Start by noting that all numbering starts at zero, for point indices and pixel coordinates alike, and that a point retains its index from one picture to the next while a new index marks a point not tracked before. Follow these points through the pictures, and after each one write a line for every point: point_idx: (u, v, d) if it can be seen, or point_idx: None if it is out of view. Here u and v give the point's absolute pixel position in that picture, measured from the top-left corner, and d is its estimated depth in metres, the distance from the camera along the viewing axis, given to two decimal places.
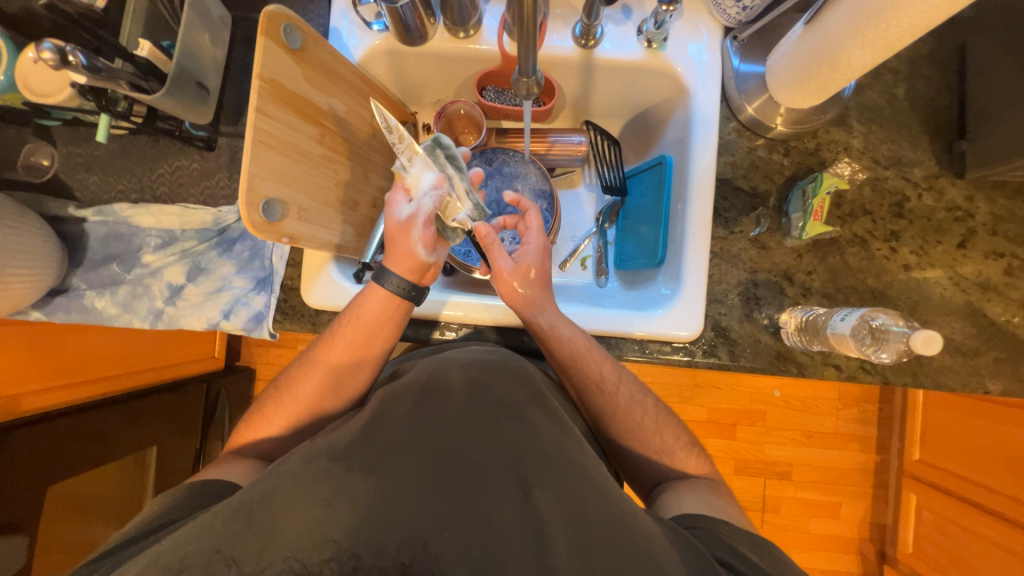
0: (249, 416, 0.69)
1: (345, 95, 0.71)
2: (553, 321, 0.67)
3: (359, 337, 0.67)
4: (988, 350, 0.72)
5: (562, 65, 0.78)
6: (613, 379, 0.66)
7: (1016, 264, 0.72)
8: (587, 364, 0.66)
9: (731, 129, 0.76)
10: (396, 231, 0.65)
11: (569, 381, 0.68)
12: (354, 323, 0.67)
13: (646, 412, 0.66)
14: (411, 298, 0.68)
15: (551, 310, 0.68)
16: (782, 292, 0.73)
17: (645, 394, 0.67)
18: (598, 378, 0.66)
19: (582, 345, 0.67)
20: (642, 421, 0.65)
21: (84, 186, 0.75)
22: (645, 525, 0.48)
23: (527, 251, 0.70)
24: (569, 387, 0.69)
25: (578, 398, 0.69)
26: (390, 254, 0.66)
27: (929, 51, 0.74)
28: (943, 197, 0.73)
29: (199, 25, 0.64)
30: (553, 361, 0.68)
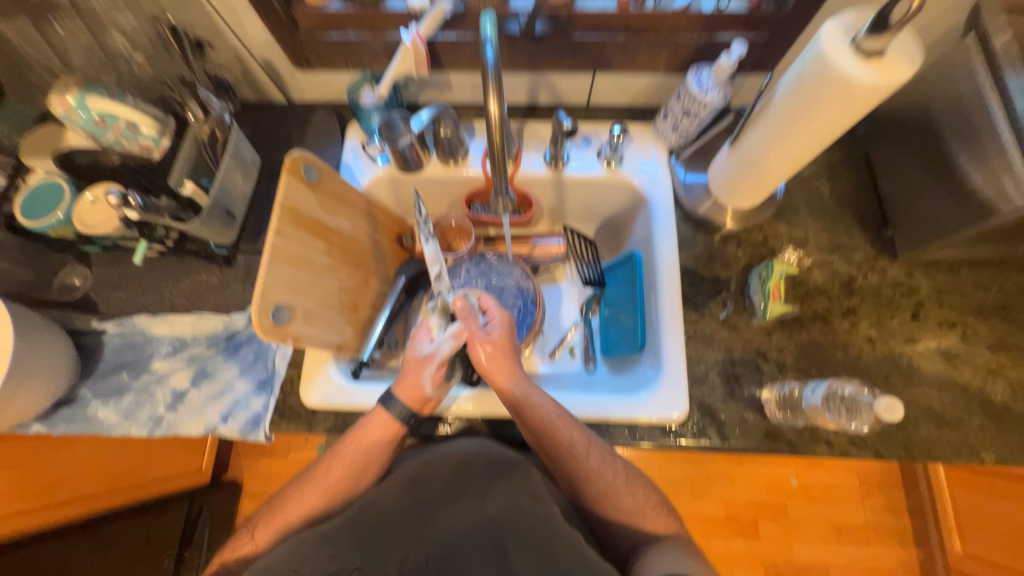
0: (236, 536, 0.68)
1: (352, 214, 0.83)
2: (527, 391, 0.68)
3: (359, 457, 0.69)
4: (970, 417, 0.74)
5: (537, 182, 0.92)
6: (584, 446, 0.68)
7: (969, 331, 0.78)
8: (559, 432, 0.67)
9: (688, 227, 0.87)
10: (411, 363, 0.70)
11: (537, 446, 0.69)
12: (355, 443, 0.69)
13: (617, 474, 0.68)
14: (410, 425, 0.70)
15: (525, 381, 0.69)
16: (758, 370, 0.77)
17: (615, 457, 0.69)
18: (568, 445, 0.67)
19: (551, 412, 0.67)
20: (614, 484, 0.68)
21: (108, 302, 0.82)
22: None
23: (495, 326, 0.72)
24: (539, 451, 0.70)
25: (550, 463, 0.70)
26: (399, 381, 0.70)
27: (843, 158, 0.88)
28: (886, 275, 0.81)
29: (234, 167, 0.77)
30: (525, 429, 0.69)
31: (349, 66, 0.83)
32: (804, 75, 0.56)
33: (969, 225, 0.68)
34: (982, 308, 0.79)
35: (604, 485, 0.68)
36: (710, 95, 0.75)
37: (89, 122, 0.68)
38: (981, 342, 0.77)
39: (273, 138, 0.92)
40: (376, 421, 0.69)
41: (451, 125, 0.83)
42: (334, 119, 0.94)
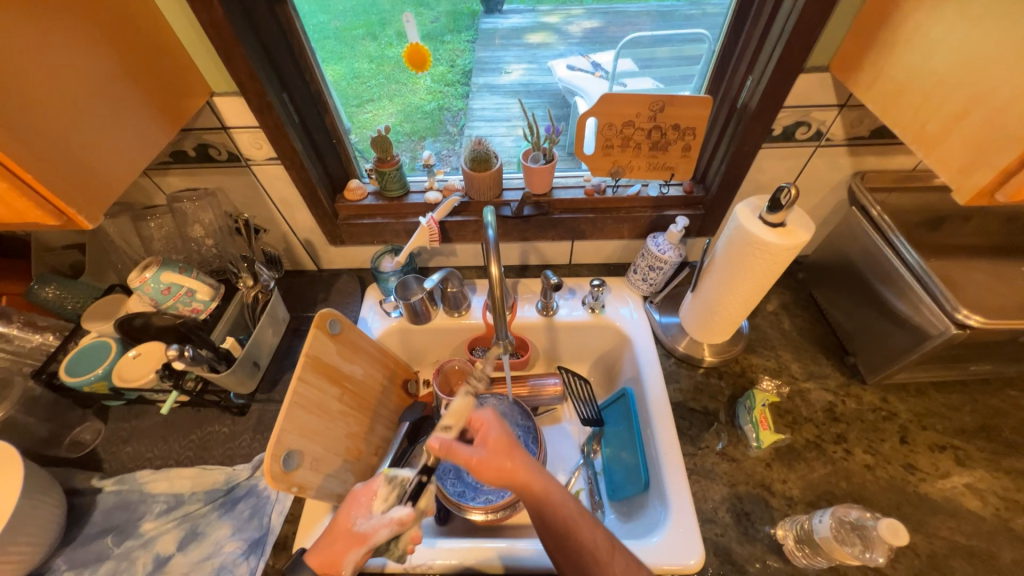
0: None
1: (365, 362, 0.91)
2: (543, 489, 0.62)
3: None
4: (1000, 550, 0.70)
5: (531, 328, 1.03)
6: (607, 550, 0.61)
7: (961, 453, 0.80)
8: (582, 534, 0.61)
9: (672, 362, 0.95)
10: (339, 531, 0.64)
11: (549, 539, 0.63)
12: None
13: None
14: None
15: (543, 476, 0.63)
16: (767, 505, 0.76)
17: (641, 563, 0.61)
18: (592, 550, 0.60)
19: (573, 511, 0.62)
20: None
21: (115, 456, 0.84)
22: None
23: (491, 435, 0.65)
24: (551, 548, 0.63)
25: (563, 564, 0.62)
26: (318, 546, 0.64)
27: (793, 298, 1.03)
28: (864, 400, 0.87)
29: (267, 324, 0.89)
30: (542, 528, 0.63)
31: (375, 242, 1.02)
32: (733, 240, 0.73)
33: (913, 349, 0.78)
34: (964, 429, 0.82)
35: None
36: (668, 254, 0.93)
37: (155, 292, 0.79)
38: (978, 464, 0.78)
39: (302, 299, 1.06)
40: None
41: (457, 284, 0.99)
42: (356, 282, 1.10)
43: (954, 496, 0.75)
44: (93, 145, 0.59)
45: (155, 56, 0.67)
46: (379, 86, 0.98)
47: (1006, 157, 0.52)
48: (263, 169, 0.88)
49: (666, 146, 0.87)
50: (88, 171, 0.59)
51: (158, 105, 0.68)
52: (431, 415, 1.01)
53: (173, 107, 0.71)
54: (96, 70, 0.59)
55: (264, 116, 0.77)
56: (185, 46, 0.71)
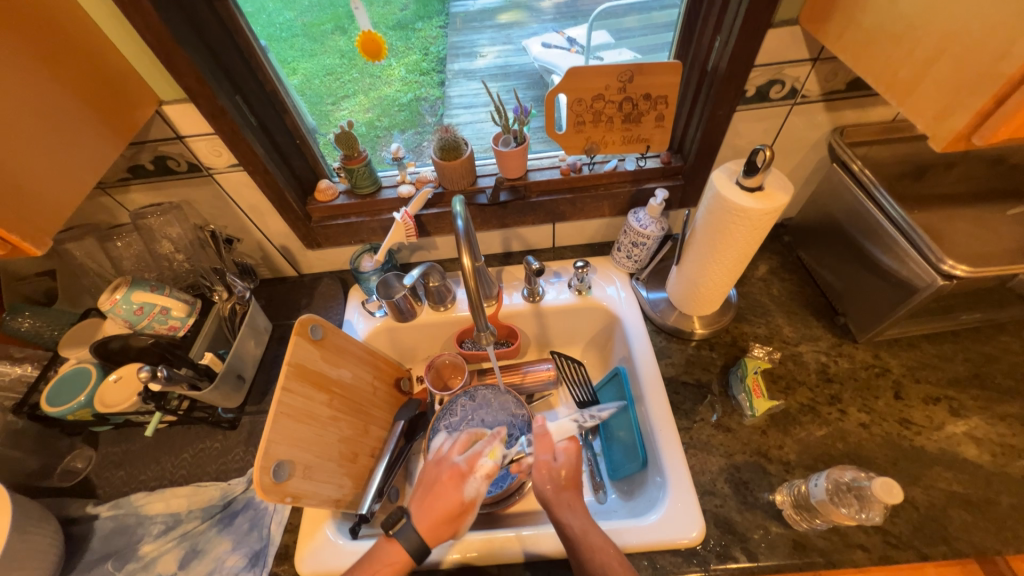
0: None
1: (352, 364, 0.90)
2: (581, 530, 0.67)
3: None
4: (998, 495, 0.71)
5: (518, 315, 1.02)
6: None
7: (955, 404, 0.79)
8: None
9: (661, 337, 0.94)
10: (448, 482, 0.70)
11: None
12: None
13: None
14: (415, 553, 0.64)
15: (584, 515, 0.69)
16: (765, 472, 0.75)
17: None
18: None
19: (612, 556, 0.63)
20: None
21: (109, 482, 0.83)
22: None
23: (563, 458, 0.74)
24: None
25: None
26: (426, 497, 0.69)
27: (781, 261, 1.01)
28: (856, 359, 0.86)
29: (248, 335, 0.87)
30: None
31: (352, 242, 1.00)
32: (711, 210, 0.71)
33: (901, 303, 0.77)
34: (957, 379, 0.82)
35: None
36: (650, 229, 0.92)
37: (128, 313, 0.77)
38: (972, 412, 0.78)
39: (285, 306, 1.04)
40: (392, 552, 0.64)
41: (439, 278, 0.96)
42: (338, 285, 1.08)
43: (952, 447, 0.75)
44: (33, 166, 0.57)
45: (91, 66, 0.64)
46: (353, 81, 0.97)
47: (981, 97, 0.50)
48: (227, 177, 0.85)
49: (639, 118, 0.84)
50: (31, 195, 0.56)
51: (102, 120, 0.65)
52: (426, 412, 1.01)
53: (120, 119, 0.68)
54: (28, 87, 0.56)
55: (218, 121, 0.73)
56: (124, 54, 0.68)
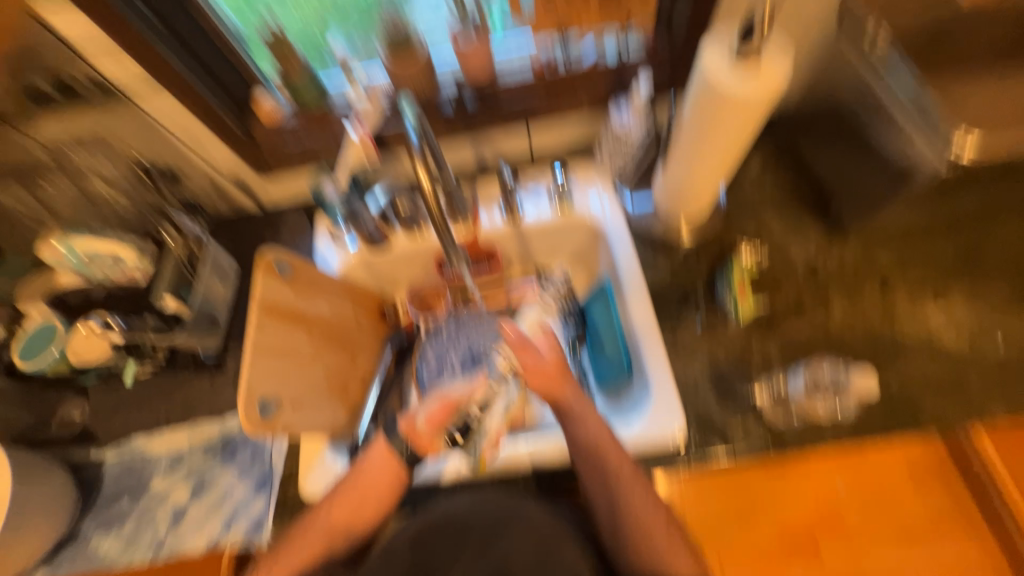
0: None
1: (328, 299, 0.86)
2: (583, 418, 0.68)
3: (358, 498, 0.67)
4: (966, 378, 0.73)
5: (497, 235, 0.97)
6: (628, 477, 0.65)
7: (941, 293, 0.79)
8: (608, 456, 0.66)
9: (647, 247, 0.90)
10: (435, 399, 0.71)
11: (580, 455, 0.68)
12: (356, 481, 0.68)
13: (660, 507, 0.65)
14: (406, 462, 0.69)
15: (585, 401, 0.70)
16: (746, 372, 0.77)
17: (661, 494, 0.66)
18: (617, 472, 0.65)
19: (604, 433, 0.67)
20: (655, 519, 0.64)
21: (108, 429, 0.83)
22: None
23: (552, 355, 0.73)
24: (580, 467, 0.68)
25: (588, 481, 0.67)
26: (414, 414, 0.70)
27: (777, 155, 0.94)
28: (846, 255, 0.83)
29: (213, 276, 0.82)
30: (573, 447, 0.69)
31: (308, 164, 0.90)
32: (702, 99, 0.64)
33: (898, 193, 0.72)
34: (945, 267, 0.80)
35: (638, 523, 0.64)
36: (632, 128, 0.82)
37: (76, 262, 0.79)
38: (955, 301, 0.78)
39: (249, 242, 0.98)
40: (376, 453, 0.68)
41: (407, 199, 0.92)
42: (303, 216, 1.01)
43: (931, 336, 0.76)
44: None
45: None
46: None
47: None
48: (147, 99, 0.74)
49: None
50: None
51: None
52: (413, 340, 1.00)
53: None
54: None
55: None
56: None
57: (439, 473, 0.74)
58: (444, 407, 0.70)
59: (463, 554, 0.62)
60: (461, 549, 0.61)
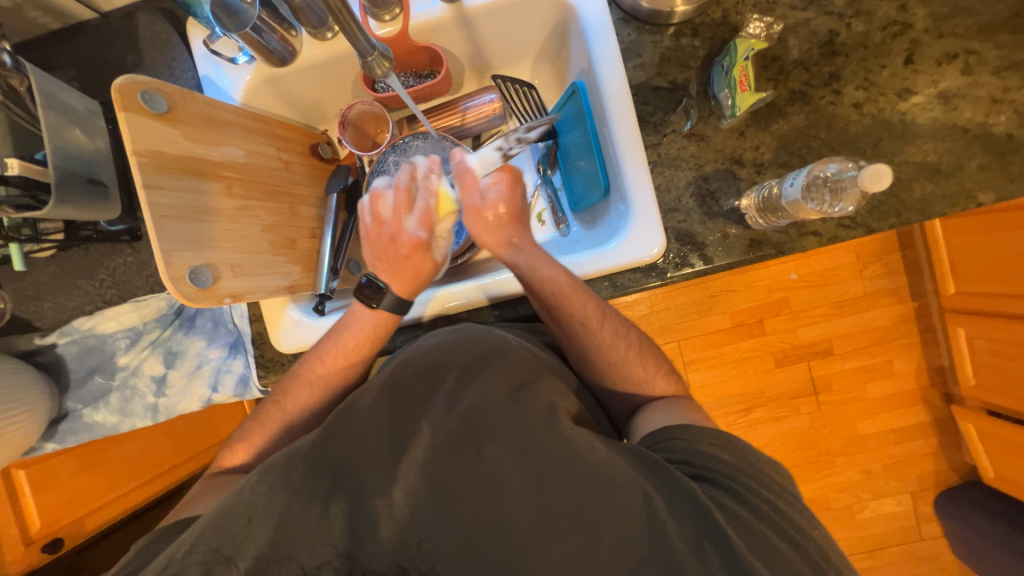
0: (235, 441, 0.66)
1: (238, 139, 0.69)
2: (535, 270, 0.64)
3: (353, 349, 0.67)
4: (969, 159, 0.66)
5: (438, 29, 0.74)
6: (597, 317, 0.64)
7: (973, 60, 0.66)
8: (570, 304, 0.63)
9: (630, 30, 0.71)
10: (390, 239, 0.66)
11: (542, 308, 0.66)
12: (348, 335, 0.67)
13: (631, 346, 0.65)
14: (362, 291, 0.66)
15: (533, 250, 0.65)
16: (735, 178, 0.69)
17: (629, 329, 0.66)
18: (581, 317, 0.64)
19: (564, 284, 0.63)
20: (626, 356, 0.65)
21: (41, 314, 0.75)
22: (611, 460, 0.47)
23: (503, 198, 0.64)
24: (545, 317, 0.67)
25: (554, 328, 0.67)
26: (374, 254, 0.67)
27: None
28: (875, 18, 0.67)
29: (63, 122, 0.60)
30: (535, 300, 0.66)
31: None
32: None
33: None
34: (989, 25, 0.66)
35: (608, 361, 0.65)
36: None
37: None
38: (987, 69, 0.66)
39: (108, 70, 0.73)
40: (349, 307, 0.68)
41: None
42: (167, 23, 0.74)
43: (947, 115, 0.66)
44: None
45: None
46: None
47: None
48: None
49: None
50: None
51: None
52: (361, 180, 0.87)
53: None
54: None
55: None
56: None
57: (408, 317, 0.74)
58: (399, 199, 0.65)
59: (434, 405, 0.53)
60: (429, 396, 0.54)
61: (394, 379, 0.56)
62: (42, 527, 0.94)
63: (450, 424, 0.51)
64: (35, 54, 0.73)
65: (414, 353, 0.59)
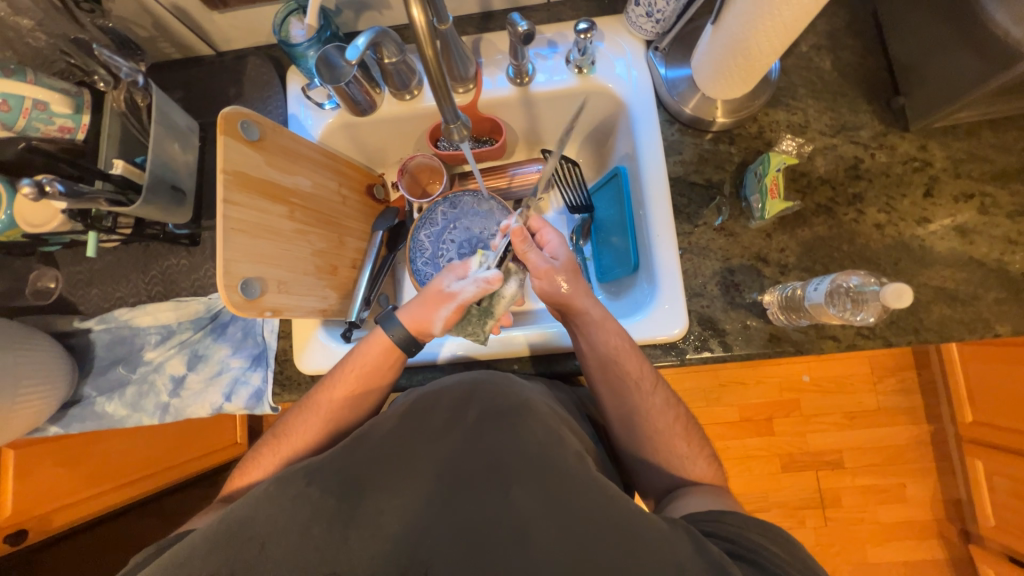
0: (245, 463, 0.66)
1: (310, 172, 0.76)
2: (601, 329, 0.66)
3: (360, 382, 0.66)
4: (986, 292, 0.69)
5: (503, 105, 0.84)
6: (650, 381, 0.66)
7: (988, 202, 0.71)
8: (628, 362, 0.66)
9: (675, 131, 0.79)
10: (433, 296, 0.66)
11: (593, 363, 0.67)
12: (355, 372, 0.67)
13: (676, 419, 0.65)
14: (409, 350, 0.68)
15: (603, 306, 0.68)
16: (759, 275, 0.73)
17: (677, 403, 0.67)
18: (636, 377, 0.66)
19: (626, 343, 0.66)
20: (672, 428, 0.65)
21: (87, 299, 0.80)
22: (638, 514, 0.46)
23: (557, 245, 0.70)
24: (590, 373, 0.68)
25: (604, 389, 0.67)
26: (411, 308, 0.67)
27: (844, 24, 0.78)
28: (897, 152, 0.74)
29: (168, 136, 0.69)
30: (591, 355, 0.67)
31: None
32: None
33: (973, 89, 0.61)
34: (1003, 173, 0.71)
35: (654, 429, 0.65)
36: None
37: None
38: (1002, 211, 0.71)
39: (209, 98, 0.84)
40: (377, 340, 0.67)
41: (395, 52, 0.72)
42: (272, 67, 0.84)
43: (964, 248, 0.71)
44: None
45: None
46: None
47: None
48: None
49: None
50: None
51: None
52: (406, 222, 0.94)
53: None
54: None
55: None
56: None
57: (433, 356, 0.75)
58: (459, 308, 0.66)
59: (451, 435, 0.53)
60: (449, 430, 0.54)
61: (416, 412, 0.56)
62: (12, 515, 0.90)
63: (462, 463, 0.51)
64: (152, 76, 0.84)
65: (435, 391, 0.59)
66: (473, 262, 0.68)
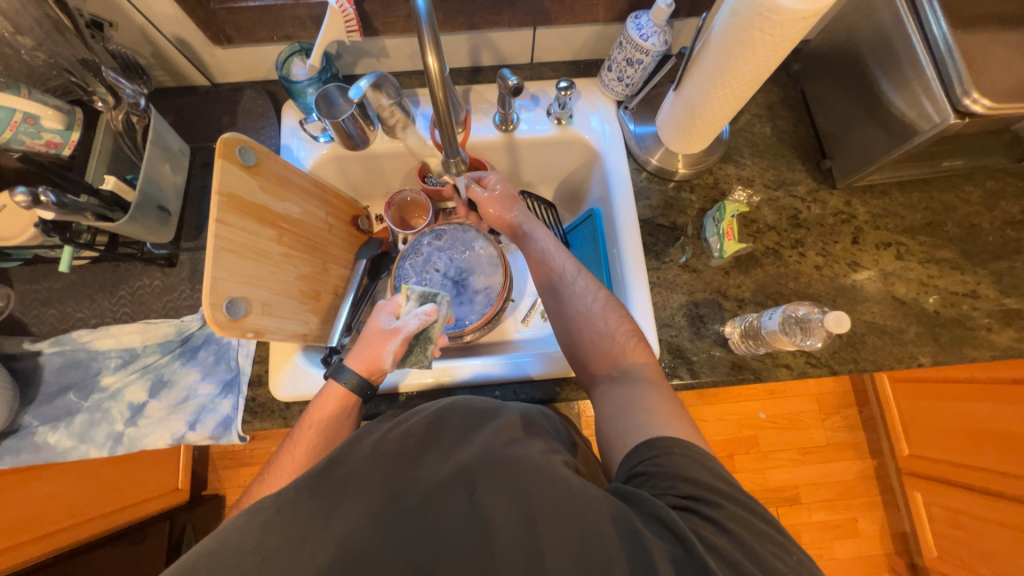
0: None
1: (299, 199, 0.78)
2: (550, 250, 0.75)
3: (319, 437, 0.62)
4: (909, 326, 0.80)
5: (489, 147, 0.91)
6: (574, 271, 0.73)
7: (902, 250, 0.83)
8: (553, 261, 0.74)
9: (643, 178, 0.88)
10: (375, 336, 0.68)
11: (541, 286, 0.74)
12: (313, 426, 0.63)
13: (621, 325, 0.67)
14: (365, 393, 0.67)
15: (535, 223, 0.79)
16: (720, 307, 0.80)
17: (621, 314, 0.69)
18: (560, 273, 0.73)
19: (549, 245, 0.76)
20: (617, 333, 0.66)
21: (41, 319, 0.75)
22: (593, 496, 0.47)
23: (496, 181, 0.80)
24: (543, 298, 0.74)
25: (546, 298, 0.73)
26: (353, 353, 0.67)
27: (779, 98, 0.93)
28: (828, 206, 0.86)
29: (160, 158, 0.70)
30: (533, 273, 0.75)
31: (274, 38, 0.79)
32: (738, 14, 0.56)
33: (885, 155, 0.74)
34: (912, 226, 0.84)
35: (601, 336, 0.67)
36: (650, 42, 0.75)
37: None
38: (914, 258, 0.83)
39: (202, 125, 0.86)
40: (329, 388, 0.66)
41: (393, 94, 0.78)
42: (267, 101, 0.88)
43: (887, 288, 0.82)
44: None
45: None
46: None
47: None
48: None
49: None
50: None
51: None
52: (389, 252, 0.96)
53: None
54: None
55: None
56: None
57: (397, 383, 0.76)
58: (405, 341, 0.67)
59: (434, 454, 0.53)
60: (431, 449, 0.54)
61: (397, 434, 0.54)
62: None
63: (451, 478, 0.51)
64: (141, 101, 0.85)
65: (411, 420, 0.57)
66: (400, 299, 0.71)
